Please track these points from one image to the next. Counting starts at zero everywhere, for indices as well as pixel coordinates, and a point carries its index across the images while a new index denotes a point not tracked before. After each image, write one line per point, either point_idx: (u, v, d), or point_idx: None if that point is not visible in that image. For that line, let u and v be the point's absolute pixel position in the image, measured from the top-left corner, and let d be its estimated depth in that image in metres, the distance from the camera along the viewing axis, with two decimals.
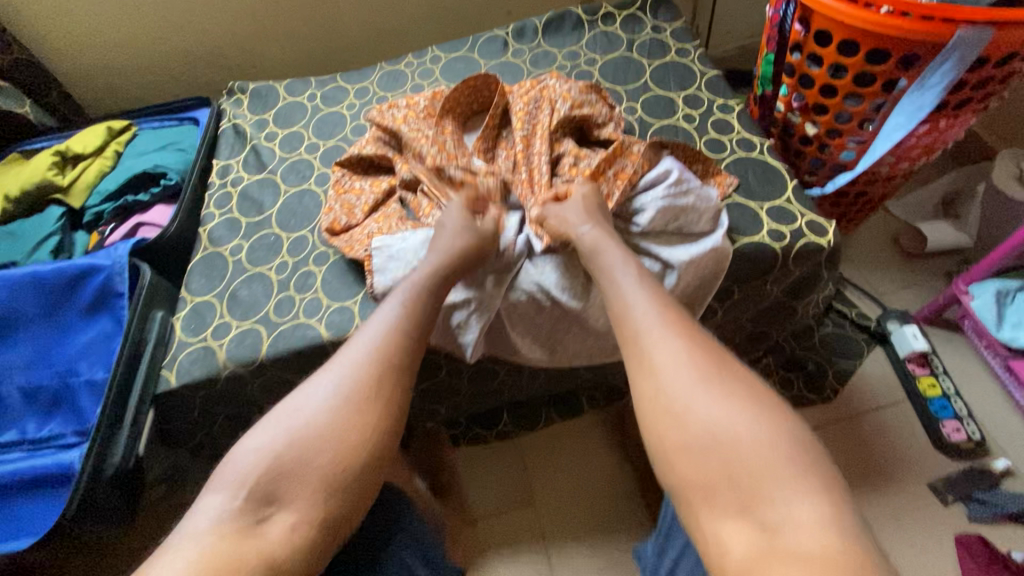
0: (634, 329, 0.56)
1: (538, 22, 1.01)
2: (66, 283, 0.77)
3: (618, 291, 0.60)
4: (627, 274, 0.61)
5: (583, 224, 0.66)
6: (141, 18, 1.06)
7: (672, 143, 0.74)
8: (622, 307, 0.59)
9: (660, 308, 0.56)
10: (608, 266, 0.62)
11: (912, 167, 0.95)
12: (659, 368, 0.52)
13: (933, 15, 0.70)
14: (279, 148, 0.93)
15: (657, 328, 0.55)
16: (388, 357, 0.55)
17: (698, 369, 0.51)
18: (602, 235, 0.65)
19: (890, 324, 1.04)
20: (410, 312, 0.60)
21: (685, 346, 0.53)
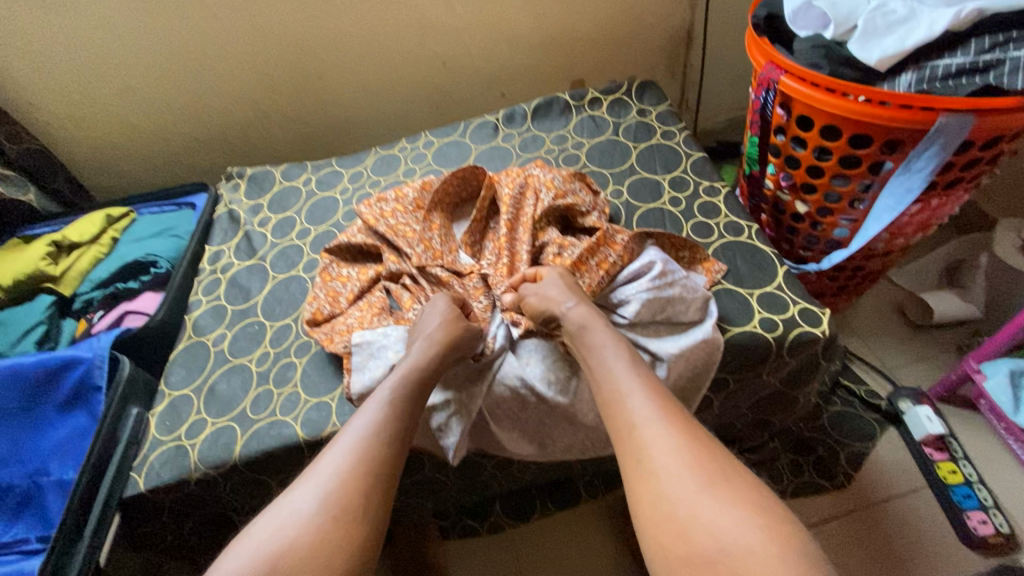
0: (629, 421, 0.54)
1: (527, 108, 1.04)
2: (44, 377, 0.75)
3: (611, 375, 0.58)
4: (619, 357, 0.59)
5: (568, 301, 0.64)
6: (150, 110, 1.12)
7: (658, 233, 0.75)
8: (615, 394, 0.57)
9: (656, 399, 0.55)
10: (598, 346, 0.61)
11: (909, 242, 0.93)
12: (659, 468, 0.50)
13: (912, 103, 0.68)
14: (271, 233, 0.94)
15: (655, 422, 0.53)
16: (379, 455, 0.55)
17: (700, 471, 0.49)
18: (590, 313, 0.64)
19: (902, 402, 0.97)
20: (400, 404, 0.59)
21: (684, 443, 0.51)
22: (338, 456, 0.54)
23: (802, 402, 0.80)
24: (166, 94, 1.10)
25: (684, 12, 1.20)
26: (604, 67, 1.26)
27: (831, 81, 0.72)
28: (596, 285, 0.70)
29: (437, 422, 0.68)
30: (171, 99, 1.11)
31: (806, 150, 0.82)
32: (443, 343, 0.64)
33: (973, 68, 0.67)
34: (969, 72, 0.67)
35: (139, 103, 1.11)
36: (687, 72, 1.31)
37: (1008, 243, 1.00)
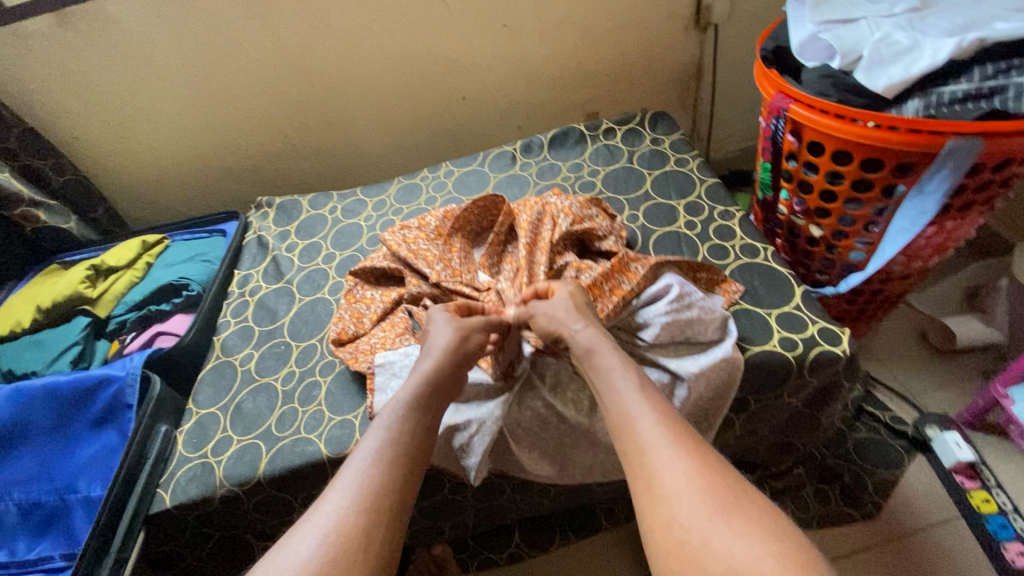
0: (638, 445, 0.53)
1: (544, 138, 1.08)
2: (77, 394, 0.77)
3: (619, 399, 0.57)
4: (629, 379, 0.58)
5: (577, 322, 0.64)
6: (187, 144, 1.19)
7: (671, 261, 0.75)
8: (624, 418, 0.55)
9: (666, 423, 0.54)
10: (607, 369, 0.60)
11: (927, 265, 0.93)
12: (670, 493, 0.48)
13: (920, 128, 0.70)
14: (298, 258, 0.97)
15: (665, 446, 0.51)
16: (381, 476, 0.53)
17: (713, 497, 0.47)
18: (598, 335, 0.63)
19: (930, 429, 0.94)
20: (405, 424, 0.57)
21: (696, 467, 0.49)
22: (336, 477, 0.52)
23: (825, 425, 0.79)
24: (202, 129, 1.17)
25: (694, 48, 1.25)
26: (617, 100, 1.31)
27: (839, 107, 0.74)
28: (611, 310, 0.70)
29: (461, 442, 0.68)
30: (207, 134, 1.18)
31: (818, 175, 0.84)
32: (455, 350, 0.65)
33: (977, 94, 0.69)
34: (974, 98, 0.70)
35: (177, 137, 1.17)
36: (697, 105, 1.35)
37: None
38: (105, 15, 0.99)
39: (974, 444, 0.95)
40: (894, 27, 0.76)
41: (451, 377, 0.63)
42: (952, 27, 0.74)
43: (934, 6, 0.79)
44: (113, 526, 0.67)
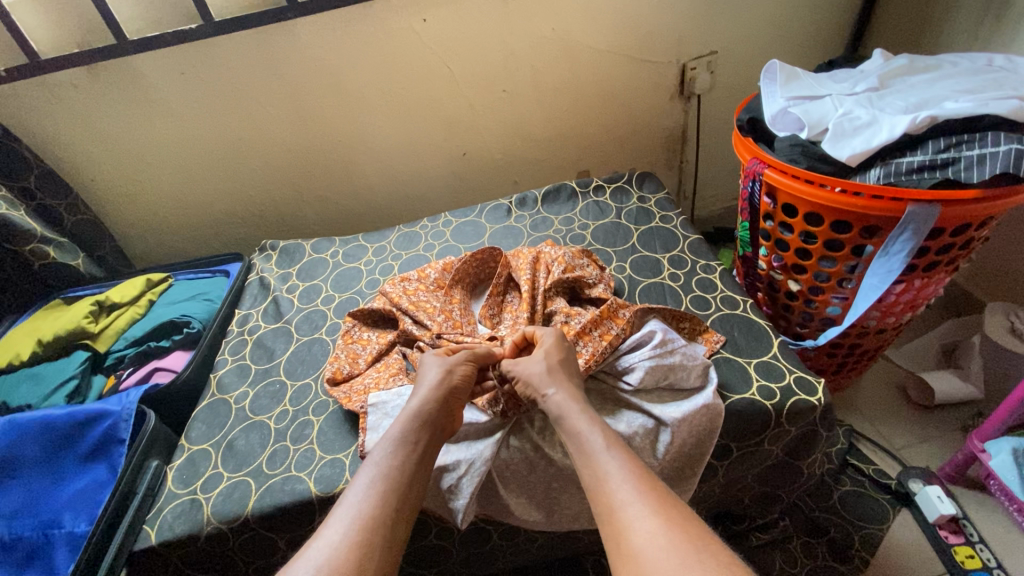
0: (610, 504, 0.55)
1: (538, 194, 1.15)
2: (73, 426, 0.79)
3: (589, 459, 0.60)
4: (597, 441, 0.61)
5: (549, 387, 0.67)
6: (197, 188, 1.24)
7: (658, 308, 0.79)
8: (595, 479, 0.58)
9: (635, 481, 0.56)
10: (578, 430, 0.63)
11: (900, 321, 0.97)
12: (638, 551, 0.51)
13: (882, 194, 0.76)
14: (298, 299, 1.01)
15: (633, 504, 0.54)
16: (380, 515, 0.55)
17: (677, 552, 0.49)
18: (568, 399, 0.66)
19: (912, 484, 0.96)
20: (404, 471, 0.60)
21: (662, 523, 0.51)
22: (332, 527, 0.54)
23: (806, 474, 0.80)
24: (214, 174, 1.23)
25: (679, 115, 1.35)
26: (607, 160, 1.39)
27: (809, 174, 0.81)
28: (598, 354, 0.74)
29: (450, 484, 0.69)
30: (217, 179, 1.24)
31: (793, 234, 0.90)
32: (444, 384, 0.68)
33: (932, 165, 0.75)
34: (930, 168, 0.75)
35: (190, 181, 1.23)
36: (682, 166, 1.44)
37: (998, 325, 1.04)
38: (132, 71, 1.06)
39: (956, 498, 0.97)
40: (855, 104, 0.83)
41: (443, 412, 0.67)
42: (907, 104, 0.81)
43: (892, 86, 0.87)
44: (97, 563, 0.66)
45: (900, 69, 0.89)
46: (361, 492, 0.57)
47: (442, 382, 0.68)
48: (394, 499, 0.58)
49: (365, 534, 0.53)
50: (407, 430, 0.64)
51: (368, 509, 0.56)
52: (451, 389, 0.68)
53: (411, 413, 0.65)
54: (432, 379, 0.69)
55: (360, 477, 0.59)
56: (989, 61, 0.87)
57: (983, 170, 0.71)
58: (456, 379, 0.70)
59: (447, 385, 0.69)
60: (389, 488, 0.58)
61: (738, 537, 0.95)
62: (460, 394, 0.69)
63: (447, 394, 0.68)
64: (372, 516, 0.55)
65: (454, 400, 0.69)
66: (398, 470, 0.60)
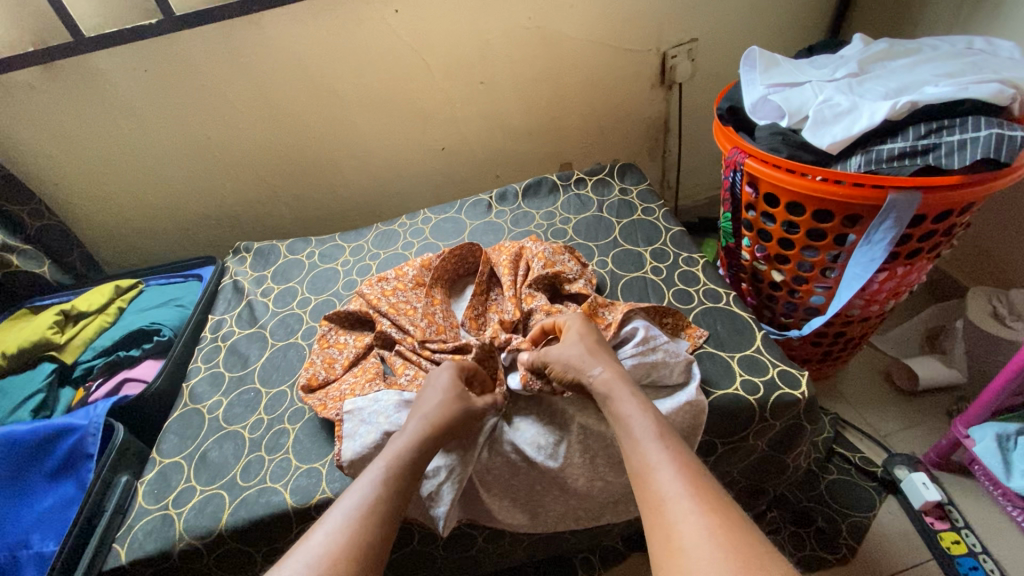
0: (658, 495, 0.51)
1: (518, 188, 1.13)
2: (39, 442, 0.76)
3: (636, 446, 0.56)
4: (646, 426, 0.57)
5: (594, 367, 0.64)
6: (168, 189, 1.21)
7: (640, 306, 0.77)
8: (643, 466, 0.54)
9: (685, 473, 0.52)
10: (625, 415, 0.59)
11: (884, 309, 0.97)
12: (688, 549, 0.46)
13: (864, 182, 0.75)
14: (273, 303, 0.98)
15: (685, 499, 0.50)
16: (373, 521, 0.53)
17: (732, 555, 0.44)
18: (615, 378, 0.63)
19: (898, 470, 0.97)
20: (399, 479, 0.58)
21: (715, 522, 0.47)
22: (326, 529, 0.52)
23: (792, 467, 0.80)
24: (184, 175, 1.19)
25: (660, 104, 1.33)
26: (589, 151, 1.37)
27: (789, 162, 0.79)
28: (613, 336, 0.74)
29: (430, 490, 0.67)
30: (188, 179, 1.20)
31: (775, 224, 0.88)
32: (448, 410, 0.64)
33: (913, 151, 0.74)
34: (910, 155, 0.74)
35: (159, 182, 1.19)
36: (666, 155, 1.43)
37: (981, 309, 1.04)
38: (92, 69, 1.01)
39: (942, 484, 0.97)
40: (835, 90, 0.82)
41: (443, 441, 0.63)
42: (887, 90, 0.79)
43: (871, 71, 0.85)
44: None
45: (879, 53, 0.88)
46: (360, 502, 0.54)
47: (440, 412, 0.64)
48: (391, 523, 0.54)
49: (357, 552, 0.50)
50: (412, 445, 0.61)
51: (364, 524, 0.52)
52: (454, 422, 0.64)
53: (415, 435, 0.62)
54: (437, 402, 0.65)
55: (359, 487, 0.56)
56: (969, 44, 0.86)
57: (963, 156, 0.70)
58: (462, 417, 0.65)
59: (455, 418, 0.64)
60: (386, 505, 0.55)
61: None
62: (459, 425, 0.65)
63: (451, 425, 0.64)
64: (367, 533, 0.52)
65: (455, 432, 0.65)
66: (393, 489, 0.57)
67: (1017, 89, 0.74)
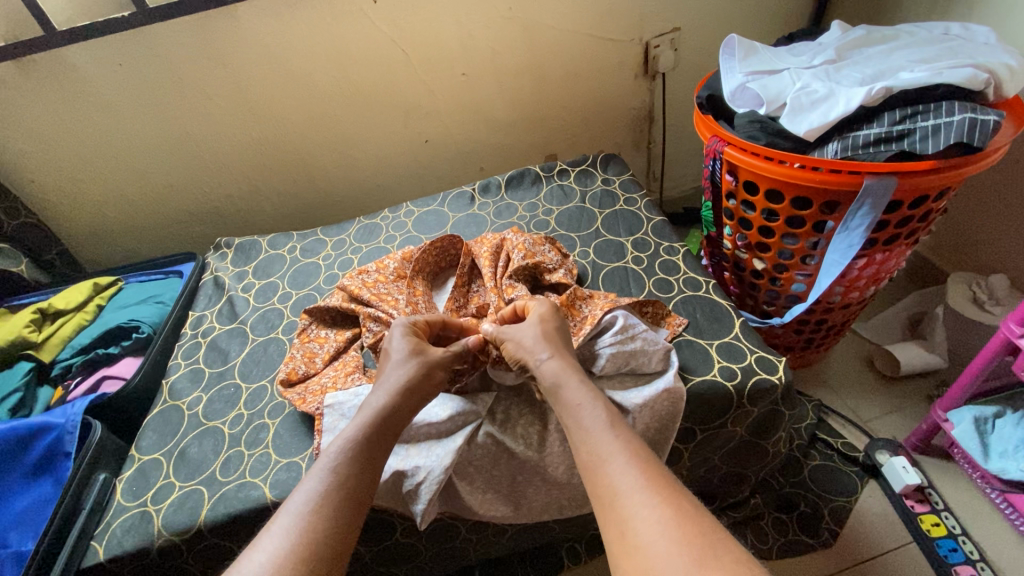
0: (611, 488, 0.51)
1: (501, 179, 1.12)
2: (15, 442, 0.75)
3: (588, 437, 0.56)
4: (597, 417, 0.57)
5: (543, 352, 0.64)
6: (147, 185, 1.19)
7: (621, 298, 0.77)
8: (595, 459, 0.54)
9: (637, 465, 0.52)
10: (575, 403, 0.59)
11: (864, 296, 0.97)
12: (644, 544, 0.46)
13: (840, 168, 0.75)
14: (254, 298, 0.97)
15: (638, 491, 0.49)
16: (328, 517, 0.51)
17: (689, 548, 0.44)
18: (563, 367, 0.63)
19: (879, 454, 0.98)
20: (354, 470, 0.56)
21: (668, 514, 0.47)
22: (275, 534, 0.50)
23: (772, 453, 0.81)
24: (164, 170, 1.18)
25: (644, 94, 1.33)
26: (573, 143, 1.37)
27: (767, 150, 0.80)
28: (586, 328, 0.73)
29: (411, 489, 0.66)
30: (168, 175, 1.19)
31: (755, 212, 0.89)
32: (410, 382, 0.65)
33: (888, 137, 0.74)
34: (886, 141, 0.74)
35: (138, 177, 1.18)
36: (650, 146, 1.43)
37: (961, 294, 1.05)
38: (65, 63, 1.00)
39: (921, 467, 0.98)
40: (813, 77, 0.82)
41: (406, 409, 0.63)
42: (863, 76, 0.79)
43: (849, 58, 0.85)
44: None
45: (857, 40, 0.88)
46: (309, 499, 0.52)
47: (401, 379, 0.65)
48: (348, 509, 0.53)
49: (308, 550, 0.48)
50: (367, 431, 0.60)
51: (315, 520, 0.51)
52: (418, 390, 0.65)
53: (373, 413, 0.61)
54: (393, 378, 0.65)
55: (307, 484, 0.54)
56: (946, 30, 0.86)
57: (937, 142, 0.70)
58: (425, 378, 0.66)
59: (419, 385, 0.65)
60: (339, 496, 0.53)
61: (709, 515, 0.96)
62: (422, 390, 0.65)
63: (415, 392, 0.64)
64: (318, 530, 0.50)
65: (420, 399, 0.65)
66: (346, 479, 0.55)
67: (991, 74, 0.74)
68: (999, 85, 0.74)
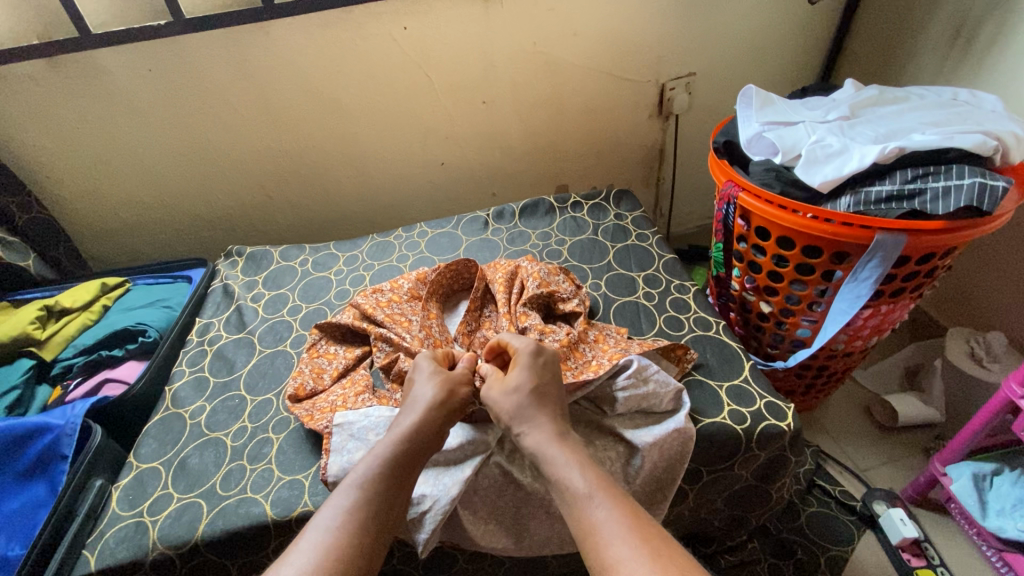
0: (604, 561, 0.51)
1: (516, 207, 1.14)
2: (11, 442, 0.73)
3: (576, 508, 0.56)
4: (582, 485, 0.56)
5: (521, 425, 0.63)
6: (162, 189, 1.20)
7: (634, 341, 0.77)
8: (587, 529, 0.54)
9: (628, 534, 0.51)
10: (558, 475, 0.59)
11: (867, 344, 0.99)
12: None
13: (853, 222, 0.77)
14: (263, 309, 0.97)
15: (633, 561, 0.49)
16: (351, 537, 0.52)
17: None
18: (546, 438, 0.62)
19: (877, 505, 0.97)
20: (382, 489, 0.57)
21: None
22: (302, 554, 0.50)
23: (774, 498, 0.81)
24: (181, 175, 1.19)
25: (657, 133, 1.36)
26: (586, 175, 1.40)
27: (781, 199, 0.82)
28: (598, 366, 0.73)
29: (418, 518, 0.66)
30: (184, 180, 1.20)
31: (765, 257, 0.91)
32: (440, 402, 0.64)
33: (900, 195, 0.76)
34: (897, 199, 0.76)
35: (154, 180, 1.19)
36: (659, 183, 1.46)
37: (959, 349, 1.07)
38: (96, 66, 1.01)
39: (918, 520, 0.99)
40: (827, 132, 0.85)
41: (440, 427, 0.63)
42: (876, 134, 0.82)
43: (861, 116, 0.88)
44: None
45: (870, 99, 0.91)
46: (335, 517, 0.53)
47: (434, 399, 0.64)
48: (375, 528, 0.54)
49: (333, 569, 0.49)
50: (399, 447, 0.60)
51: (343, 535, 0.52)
52: (448, 407, 0.65)
53: (404, 431, 0.61)
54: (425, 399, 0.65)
55: (336, 501, 0.55)
56: (954, 95, 0.90)
57: (947, 203, 0.73)
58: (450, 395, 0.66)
59: (446, 401, 0.65)
60: (363, 516, 0.54)
61: (705, 558, 0.95)
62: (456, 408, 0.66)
63: (444, 408, 0.64)
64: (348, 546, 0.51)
65: (452, 415, 0.65)
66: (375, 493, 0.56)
67: (999, 141, 0.77)
68: (1006, 151, 0.78)
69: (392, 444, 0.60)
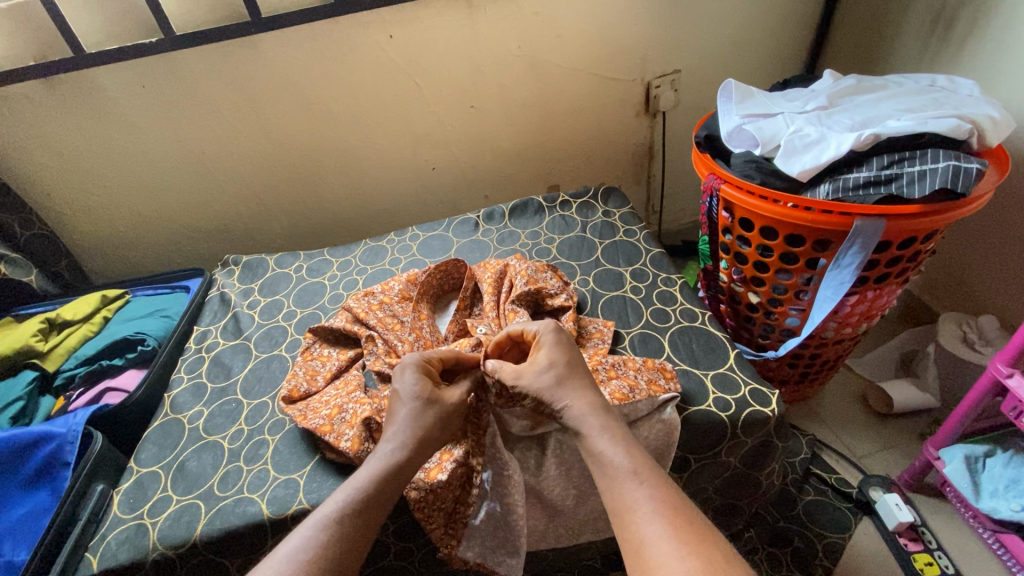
0: (638, 538, 0.51)
1: (505, 208, 1.15)
2: (15, 451, 0.75)
3: (615, 483, 0.56)
4: (622, 464, 0.56)
5: (562, 400, 0.63)
6: (160, 203, 1.23)
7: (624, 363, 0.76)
8: (622, 506, 0.54)
9: (666, 512, 0.52)
10: (599, 451, 0.59)
11: (857, 331, 0.99)
12: None
13: (832, 209, 0.78)
14: (259, 315, 0.99)
15: (666, 542, 0.49)
16: (346, 531, 0.54)
17: None
18: (586, 410, 0.62)
19: (874, 491, 0.99)
20: (378, 490, 0.58)
21: (696, 567, 0.46)
22: (304, 536, 0.53)
23: (765, 484, 0.82)
24: (177, 187, 1.21)
25: (646, 131, 1.38)
26: (576, 175, 1.42)
27: (761, 189, 0.83)
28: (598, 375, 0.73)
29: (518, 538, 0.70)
30: (181, 193, 1.22)
31: (750, 248, 0.92)
32: (421, 437, 0.62)
33: (877, 180, 0.77)
34: (874, 184, 0.77)
35: (151, 194, 1.21)
36: (650, 180, 1.47)
37: (952, 334, 1.07)
38: (92, 83, 1.04)
39: (915, 505, 0.99)
40: (806, 122, 0.86)
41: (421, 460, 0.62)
42: (852, 122, 0.83)
43: (840, 105, 0.90)
44: None
45: (847, 89, 0.92)
46: (337, 510, 0.56)
47: (413, 429, 0.62)
48: (360, 533, 0.55)
49: (329, 555, 0.52)
50: (382, 479, 0.59)
51: (339, 527, 0.54)
52: (429, 443, 0.63)
53: (388, 461, 0.60)
54: (409, 427, 0.63)
55: (335, 499, 0.57)
56: (932, 81, 0.91)
57: (923, 185, 0.73)
58: (439, 426, 0.64)
59: (432, 435, 0.63)
60: (357, 517, 0.55)
61: None
62: (439, 440, 0.64)
63: (426, 441, 0.62)
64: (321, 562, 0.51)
65: (434, 449, 0.64)
66: (354, 519, 0.55)
67: (974, 124, 0.78)
68: (982, 135, 0.78)
69: (380, 467, 0.60)
